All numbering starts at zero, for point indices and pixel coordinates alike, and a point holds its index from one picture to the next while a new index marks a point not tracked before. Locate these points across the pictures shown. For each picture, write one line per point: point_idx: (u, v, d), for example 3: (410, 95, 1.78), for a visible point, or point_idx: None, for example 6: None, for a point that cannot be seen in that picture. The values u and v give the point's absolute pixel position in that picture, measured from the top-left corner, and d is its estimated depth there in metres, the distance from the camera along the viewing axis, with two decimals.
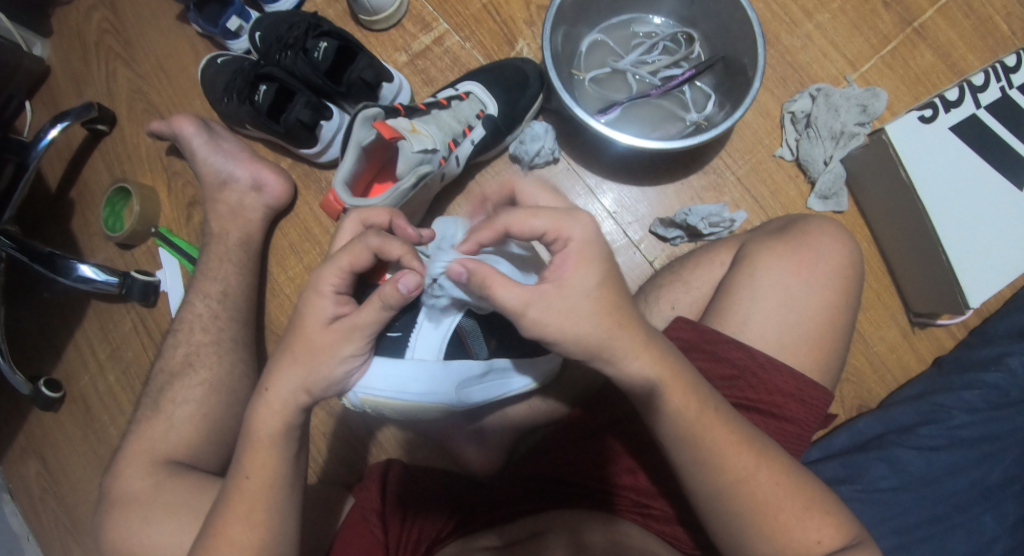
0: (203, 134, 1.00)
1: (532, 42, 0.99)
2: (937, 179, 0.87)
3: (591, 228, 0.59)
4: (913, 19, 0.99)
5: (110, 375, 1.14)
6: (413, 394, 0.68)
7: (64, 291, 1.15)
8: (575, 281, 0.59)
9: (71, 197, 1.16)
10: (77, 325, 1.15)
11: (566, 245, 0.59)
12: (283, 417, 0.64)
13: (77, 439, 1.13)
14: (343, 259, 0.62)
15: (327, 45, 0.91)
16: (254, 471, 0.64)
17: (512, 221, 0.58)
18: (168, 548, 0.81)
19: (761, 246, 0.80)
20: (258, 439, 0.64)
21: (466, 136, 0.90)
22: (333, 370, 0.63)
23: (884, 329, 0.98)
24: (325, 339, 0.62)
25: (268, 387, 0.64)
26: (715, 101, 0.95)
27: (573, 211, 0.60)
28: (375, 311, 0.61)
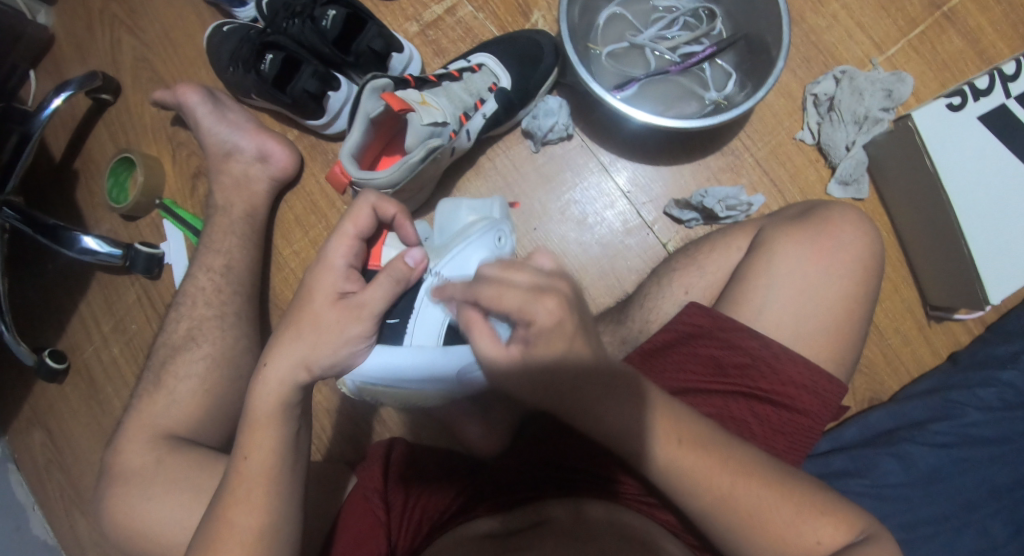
0: (208, 103, 0.97)
1: (548, 14, 0.96)
2: (962, 170, 0.83)
3: (557, 313, 0.57)
4: (942, 1, 0.95)
5: (114, 347, 1.13)
6: (410, 380, 0.65)
7: (68, 262, 1.14)
8: (536, 352, 0.58)
9: (75, 167, 1.15)
10: (81, 297, 1.14)
11: (530, 327, 0.58)
12: (288, 394, 0.62)
13: (82, 410, 1.13)
14: (348, 226, 0.63)
15: (335, 14, 0.88)
16: (255, 449, 0.63)
17: (483, 296, 0.58)
18: (172, 521, 0.81)
19: (780, 231, 0.78)
20: (255, 419, 0.63)
21: (478, 110, 0.86)
22: (336, 351, 0.61)
23: (900, 321, 0.95)
24: (331, 315, 0.61)
25: (265, 364, 0.63)
26: (735, 81, 0.92)
27: (538, 294, 0.57)
28: (383, 289, 0.61)
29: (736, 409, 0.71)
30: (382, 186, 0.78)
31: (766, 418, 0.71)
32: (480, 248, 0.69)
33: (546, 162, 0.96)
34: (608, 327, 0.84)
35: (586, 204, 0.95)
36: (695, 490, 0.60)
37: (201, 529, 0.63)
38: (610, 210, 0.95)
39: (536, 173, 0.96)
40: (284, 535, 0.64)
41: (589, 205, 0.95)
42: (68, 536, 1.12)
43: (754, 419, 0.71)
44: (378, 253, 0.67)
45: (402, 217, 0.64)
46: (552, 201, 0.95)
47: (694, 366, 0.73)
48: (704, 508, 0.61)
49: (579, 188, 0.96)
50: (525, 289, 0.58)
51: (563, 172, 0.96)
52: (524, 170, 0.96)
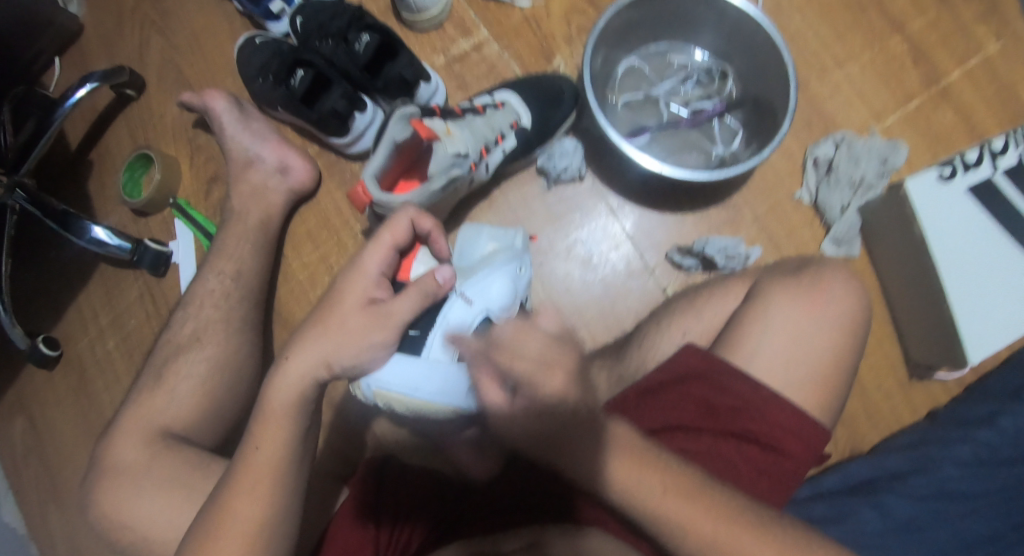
0: (235, 110, 1.01)
1: (569, 61, 1.01)
2: (947, 238, 0.88)
3: (563, 389, 0.59)
4: (938, 78, 1.01)
5: (109, 342, 1.14)
6: (424, 394, 0.65)
7: (73, 252, 1.16)
8: (529, 418, 0.59)
9: (90, 158, 1.17)
10: (83, 288, 1.15)
11: (533, 396, 0.58)
12: (308, 388, 0.64)
13: (70, 401, 1.13)
14: (387, 236, 0.66)
15: (369, 39, 0.92)
16: (266, 442, 0.64)
17: (496, 359, 0.59)
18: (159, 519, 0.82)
19: (775, 283, 0.82)
20: (271, 410, 0.64)
21: (498, 144, 0.90)
22: (359, 353, 0.63)
23: (882, 377, 0.99)
24: (359, 319, 0.63)
25: (288, 357, 0.64)
26: (741, 138, 0.98)
27: (549, 367, 0.58)
28: (412, 299, 0.63)
29: (724, 448, 0.75)
30: (402, 208, 0.82)
31: (753, 459, 0.74)
32: (503, 274, 0.75)
33: (556, 202, 1.00)
34: (605, 364, 0.87)
35: (592, 244, 0.99)
36: (681, 524, 0.62)
37: (202, 519, 0.65)
38: (615, 251, 0.99)
39: (547, 211, 1.00)
40: (276, 537, 0.65)
41: (595, 246, 0.99)
42: (42, 527, 1.12)
43: (741, 459, 0.74)
44: (409, 266, 0.70)
45: (437, 232, 0.69)
46: (558, 240, 0.99)
47: (686, 406, 0.77)
48: (685, 540, 0.63)
49: (587, 228, 0.99)
50: (537, 359, 0.58)
51: (571, 213, 1.00)
52: (533, 207, 1.00)
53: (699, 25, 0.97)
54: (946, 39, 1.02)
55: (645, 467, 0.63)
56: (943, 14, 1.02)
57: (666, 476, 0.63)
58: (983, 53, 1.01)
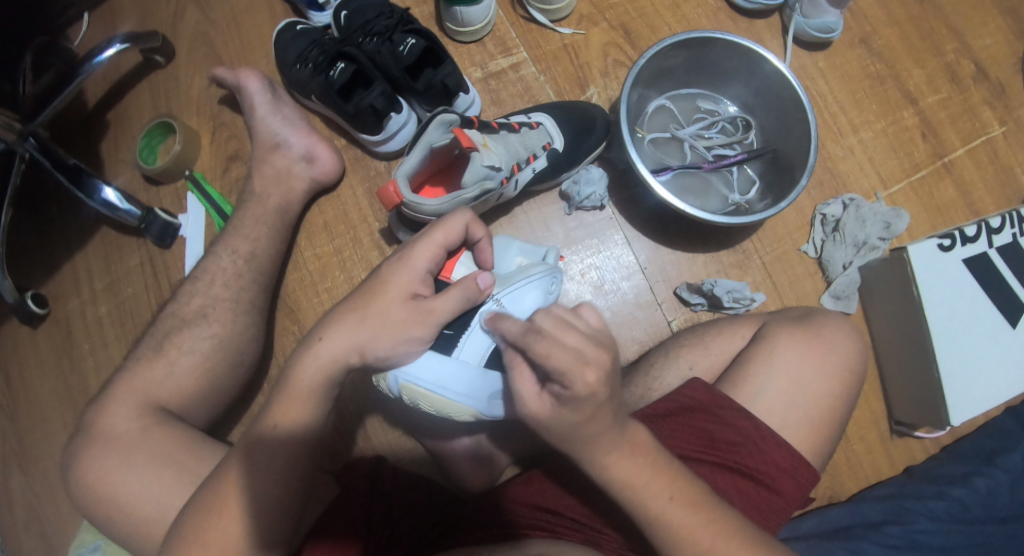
0: (268, 93, 1.02)
1: (602, 91, 1.08)
2: (943, 304, 0.92)
3: (594, 386, 0.62)
4: (944, 153, 1.07)
5: (101, 307, 1.12)
6: (452, 394, 0.72)
7: (76, 209, 1.14)
8: (565, 413, 0.64)
9: (107, 118, 1.15)
10: (80, 248, 1.13)
11: (565, 389, 0.62)
12: (335, 372, 0.69)
13: (51, 363, 1.11)
14: (440, 236, 0.72)
15: (414, 43, 0.95)
16: (286, 418, 0.69)
17: (533, 349, 0.62)
18: (143, 494, 0.81)
19: (780, 328, 0.86)
20: (294, 390, 0.69)
21: (529, 164, 0.93)
22: (394, 346, 0.69)
23: (865, 430, 1.02)
24: (400, 312, 0.69)
25: (321, 338, 0.70)
26: (758, 188, 1.03)
27: (583, 364, 0.61)
28: (453, 300, 0.70)
29: (720, 480, 0.77)
30: (430, 213, 0.85)
31: (745, 492, 0.77)
32: (539, 286, 0.77)
33: (575, 226, 1.03)
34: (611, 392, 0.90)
35: (605, 272, 1.02)
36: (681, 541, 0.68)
37: (213, 484, 0.70)
38: (626, 281, 1.02)
39: (566, 232, 1.03)
40: (278, 515, 0.69)
41: (608, 274, 1.02)
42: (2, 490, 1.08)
43: (736, 493, 0.76)
44: (452, 268, 0.76)
45: (485, 241, 0.76)
46: (574, 262, 1.02)
47: (689, 437, 0.79)
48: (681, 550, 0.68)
49: (602, 256, 1.03)
50: (573, 356, 0.61)
51: (589, 238, 1.03)
52: (553, 229, 1.03)
53: (730, 75, 1.03)
54: (954, 118, 1.08)
55: (651, 484, 0.68)
56: (954, 94, 1.08)
57: (673, 485, 0.69)
58: (986, 136, 1.08)
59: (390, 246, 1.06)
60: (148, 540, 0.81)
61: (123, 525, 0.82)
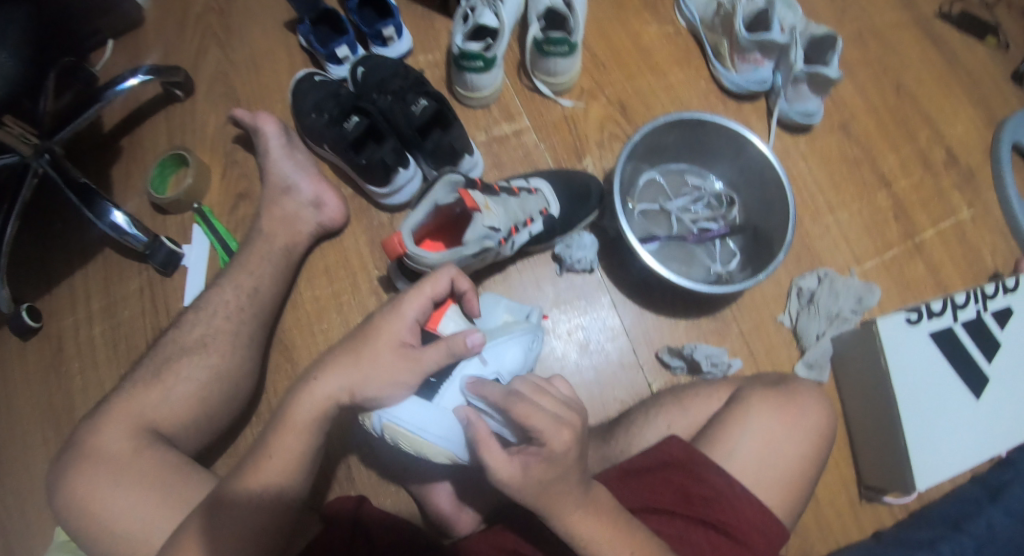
0: (282, 138, 1.08)
1: (597, 162, 1.14)
2: (909, 374, 0.97)
3: (569, 445, 0.68)
4: (915, 234, 1.14)
5: (94, 327, 1.14)
6: (430, 436, 0.74)
7: (82, 228, 1.17)
8: (538, 471, 0.68)
9: (120, 144, 1.20)
10: (80, 267, 1.16)
11: (542, 448, 0.68)
12: (328, 408, 0.72)
13: (39, 380, 1.12)
14: (428, 287, 0.77)
15: (426, 104, 1.02)
16: (282, 450, 0.73)
17: (514, 411, 0.68)
18: (126, 516, 0.83)
19: (756, 392, 0.90)
20: (290, 422, 0.72)
21: (526, 227, 0.99)
22: (382, 389, 0.72)
23: (835, 493, 1.05)
24: (389, 357, 0.73)
25: (315, 378, 0.73)
26: (738, 260, 1.09)
27: (561, 424, 0.68)
28: (440, 353, 0.73)
29: (694, 535, 0.80)
30: (429, 265, 0.91)
31: (718, 546, 0.79)
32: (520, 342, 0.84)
33: (566, 287, 1.07)
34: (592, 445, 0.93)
35: (590, 332, 1.06)
36: None
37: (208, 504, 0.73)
38: (612, 342, 1.06)
39: (556, 292, 1.07)
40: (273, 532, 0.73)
41: (592, 337, 1.06)
42: None
43: (709, 545, 0.79)
44: (439, 319, 0.80)
45: (470, 294, 0.82)
46: (562, 320, 1.06)
47: (665, 492, 0.82)
48: None
49: (589, 316, 1.07)
50: (552, 420, 0.68)
51: (578, 299, 1.07)
52: (544, 288, 1.07)
53: (718, 156, 1.10)
54: (926, 201, 1.15)
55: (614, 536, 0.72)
56: (926, 179, 1.16)
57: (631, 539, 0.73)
58: (956, 218, 1.14)
59: (386, 294, 1.09)
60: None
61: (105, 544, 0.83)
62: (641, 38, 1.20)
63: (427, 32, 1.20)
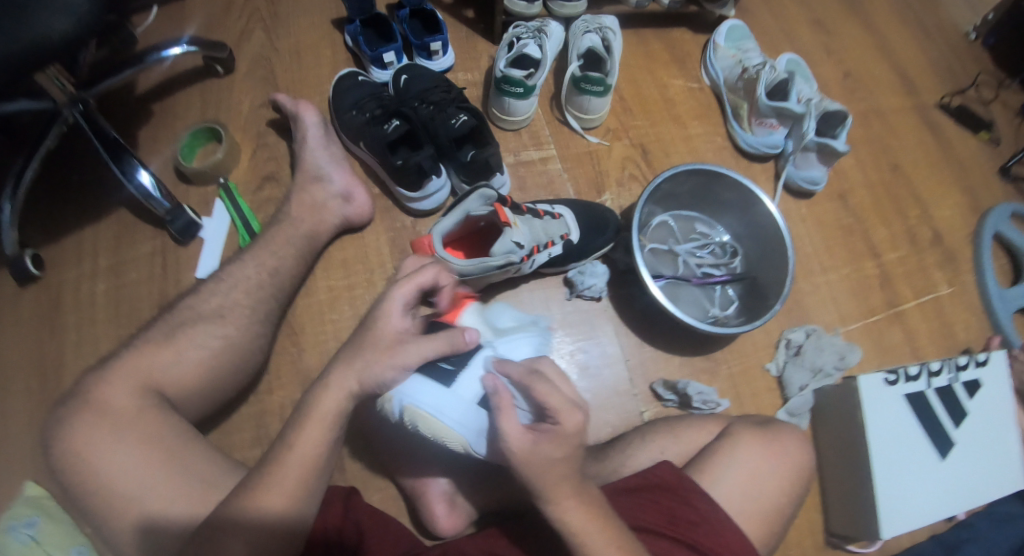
0: (320, 129, 1.13)
1: (614, 198, 1.20)
2: (884, 431, 1.03)
3: (580, 426, 0.76)
4: (896, 304, 1.22)
5: (98, 284, 1.12)
6: (448, 419, 0.80)
7: (101, 185, 1.18)
8: (547, 447, 0.75)
9: (152, 109, 1.23)
10: (93, 223, 1.15)
11: (556, 426, 0.75)
12: (342, 403, 0.77)
13: (29, 329, 1.09)
14: (418, 277, 0.80)
15: (466, 119, 1.08)
16: (303, 442, 0.76)
17: (537, 387, 0.77)
18: (124, 474, 0.83)
19: (745, 429, 0.96)
20: (308, 419, 0.76)
21: (547, 249, 1.04)
22: (385, 373, 0.77)
23: (801, 536, 1.09)
24: (389, 345, 0.77)
25: (328, 375, 0.78)
26: (735, 307, 1.16)
27: (576, 407, 0.77)
28: (437, 343, 0.79)
29: None
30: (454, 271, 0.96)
31: None
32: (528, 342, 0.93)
33: (572, 310, 1.13)
34: (585, 461, 0.96)
35: (589, 357, 1.10)
36: None
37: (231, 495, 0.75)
38: (609, 368, 1.10)
39: (563, 314, 1.12)
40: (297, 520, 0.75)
41: (591, 362, 1.10)
42: None
43: None
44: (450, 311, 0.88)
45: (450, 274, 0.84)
46: (565, 341, 1.11)
47: (654, 512, 0.86)
48: None
49: (590, 341, 1.11)
50: (567, 400, 0.77)
51: (582, 323, 1.12)
52: (552, 308, 1.12)
53: (727, 207, 1.18)
54: (910, 274, 1.24)
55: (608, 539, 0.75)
56: (910, 254, 1.26)
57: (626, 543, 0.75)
58: (935, 294, 1.24)
59: None
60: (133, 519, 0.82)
61: (110, 506, 0.82)
62: (667, 89, 1.29)
63: (469, 52, 1.26)
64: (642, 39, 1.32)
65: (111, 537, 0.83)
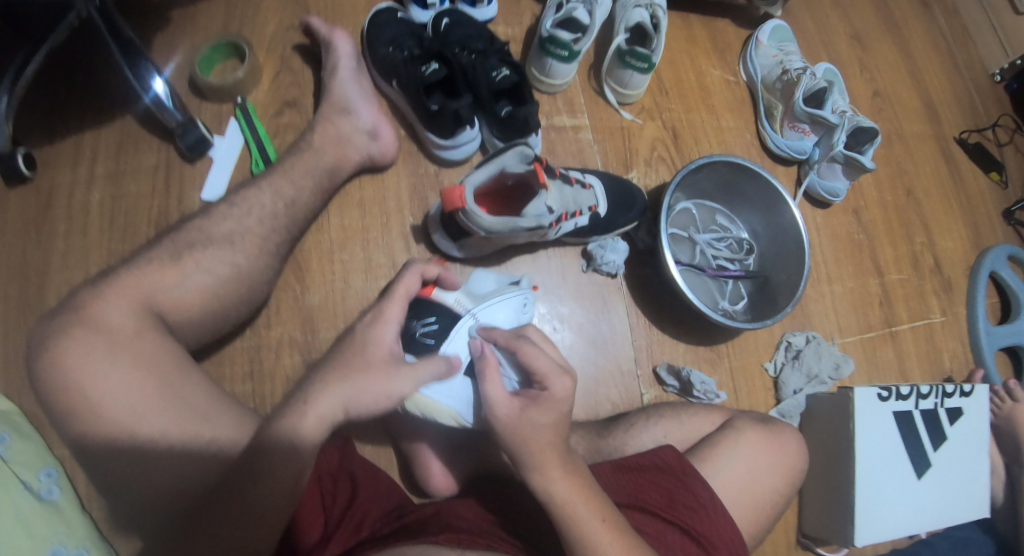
0: (353, 61, 1.08)
1: (641, 176, 1.19)
2: (871, 442, 1.06)
3: (567, 392, 0.77)
4: (892, 323, 1.25)
5: (94, 192, 1.05)
6: (433, 393, 0.82)
7: (106, 86, 1.09)
8: (535, 413, 0.75)
9: (171, 12, 1.14)
10: (94, 126, 1.07)
11: (543, 391, 0.77)
12: (324, 430, 0.71)
13: (15, 229, 1.01)
14: (401, 290, 0.82)
15: (508, 74, 1.03)
16: (286, 449, 0.70)
17: (522, 350, 0.79)
18: (115, 395, 0.76)
19: (747, 424, 0.97)
20: (282, 439, 0.69)
21: (574, 217, 1.02)
22: (377, 401, 0.73)
23: (776, 534, 1.12)
24: (381, 369, 0.75)
25: (305, 400, 0.72)
26: (745, 303, 1.17)
27: (562, 372, 0.78)
28: (430, 364, 0.78)
29: (670, 537, 0.82)
30: (482, 227, 0.91)
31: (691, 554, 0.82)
32: (512, 304, 0.94)
33: (587, 283, 1.11)
34: (588, 435, 0.97)
35: (597, 332, 1.10)
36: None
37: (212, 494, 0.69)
38: (616, 346, 1.10)
39: (577, 286, 1.11)
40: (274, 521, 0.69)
41: (598, 337, 1.09)
42: None
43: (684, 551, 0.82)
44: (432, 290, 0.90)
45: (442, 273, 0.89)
46: (576, 313, 1.10)
47: (655, 493, 0.86)
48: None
49: (599, 317, 1.10)
50: (552, 364, 0.78)
51: (595, 298, 1.11)
52: (567, 278, 1.11)
53: (752, 205, 1.19)
54: (908, 297, 1.28)
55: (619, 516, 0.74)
56: (911, 278, 1.29)
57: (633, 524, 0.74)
58: (929, 320, 1.27)
59: (415, 242, 1.09)
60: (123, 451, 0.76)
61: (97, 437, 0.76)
62: (705, 77, 1.27)
63: (513, 5, 1.22)
64: (687, 23, 1.29)
65: (95, 462, 0.77)
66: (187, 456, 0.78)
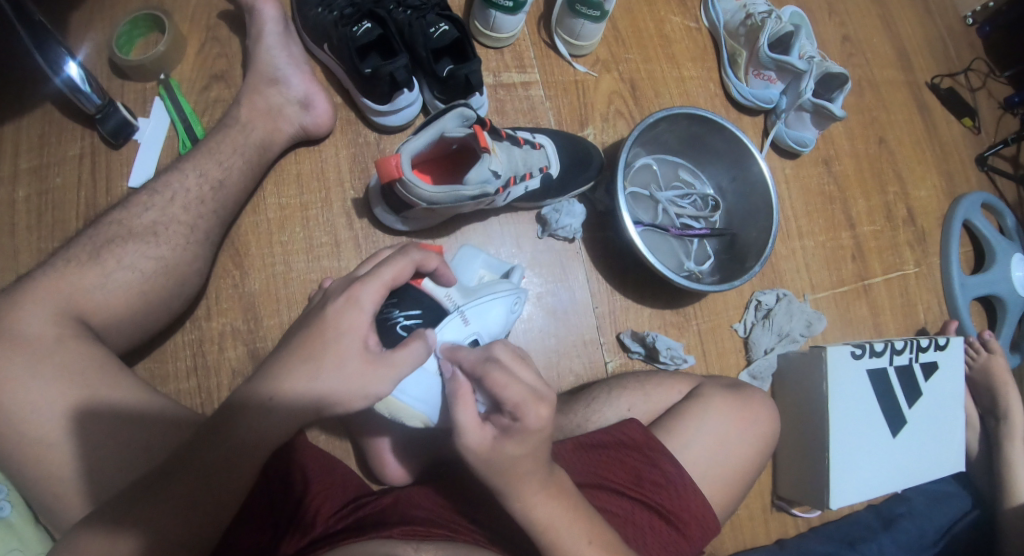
0: (279, 25, 0.99)
1: (598, 133, 1.12)
2: (845, 401, 1.03)
3: (545, 421, 0.66)
4: (865, 276, 1.21)
5: (17, 190, 0.97)
6: (407, 398, 0.73)
7: (15, 69, 1.00)
8: (508, 445, 0.66)
9: None
10: (8, 114, 0.98)
11: (516, 422, 0.66)
12: (290, 424, 0.65)
13: None
14: (387, 273, 0.69)
15: (447, 30, 0.96)
16: (232, 435, 0.63)
17: (490, 377, 0.66)
18: (39, 413, 0.71)
19: (716, 392, 0.93)
20: (227, 426, 0.64)
21: (524, 181, 0.95)
22: (352, 399, 0.66)
23: (751, 498, 1.10)
24: (357, 365, 0.66)
25: (271, 394, 0.65)
26: (711, 263, 1.12)
27: (537, 399, 0.66)
28: (413, 353, 0.68)
29: (638, 517, 0.79)
30: (422, 197, 0.85)
31: (660, 533, 0.80)
32: (502, 302, 0.87)
33: (544, 250, 1.06)
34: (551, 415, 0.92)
35: (557, 302, 1.05)
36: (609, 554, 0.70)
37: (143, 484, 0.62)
38: (578, 315, 1.05)
39: (533, 254, 1.05)
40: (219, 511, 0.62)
41: (558, 306, 1.04)
42: None
43: (653, 531, 0.79)
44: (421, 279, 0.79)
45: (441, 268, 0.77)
46: (533, 282, 1.04)
47: (619, 471, 0.82)
48: None
49: (559, 285, 1.05)
50: (530, 389, 0.66)
51: (554, 266, 1.06)
52: (523, 246, 1.05)
53: (715, 159, 1.13)
54: (881, 249, 1.24)
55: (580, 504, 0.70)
56: (884, 229, 1.25)
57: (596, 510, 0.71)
58: (902, 272, 1.24)
59: (360, 217, 1.03)
60: (56, 470, 0.71)
61: (26, 453, 0.71)
62: (663, 25, 1.19)
63: None
64: None
65: (24, 481, 0.72)
66: (123, 468, 0.72)
